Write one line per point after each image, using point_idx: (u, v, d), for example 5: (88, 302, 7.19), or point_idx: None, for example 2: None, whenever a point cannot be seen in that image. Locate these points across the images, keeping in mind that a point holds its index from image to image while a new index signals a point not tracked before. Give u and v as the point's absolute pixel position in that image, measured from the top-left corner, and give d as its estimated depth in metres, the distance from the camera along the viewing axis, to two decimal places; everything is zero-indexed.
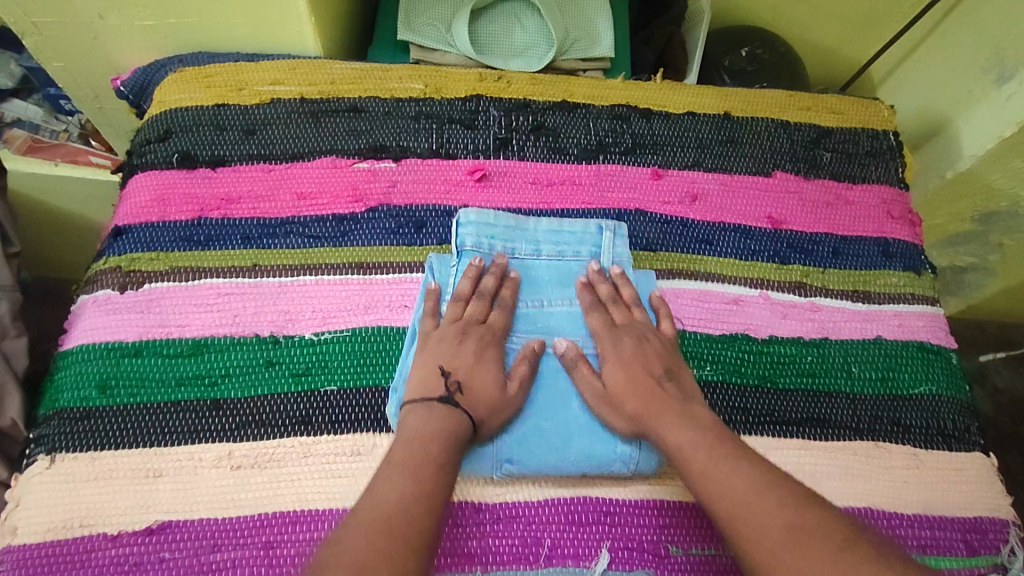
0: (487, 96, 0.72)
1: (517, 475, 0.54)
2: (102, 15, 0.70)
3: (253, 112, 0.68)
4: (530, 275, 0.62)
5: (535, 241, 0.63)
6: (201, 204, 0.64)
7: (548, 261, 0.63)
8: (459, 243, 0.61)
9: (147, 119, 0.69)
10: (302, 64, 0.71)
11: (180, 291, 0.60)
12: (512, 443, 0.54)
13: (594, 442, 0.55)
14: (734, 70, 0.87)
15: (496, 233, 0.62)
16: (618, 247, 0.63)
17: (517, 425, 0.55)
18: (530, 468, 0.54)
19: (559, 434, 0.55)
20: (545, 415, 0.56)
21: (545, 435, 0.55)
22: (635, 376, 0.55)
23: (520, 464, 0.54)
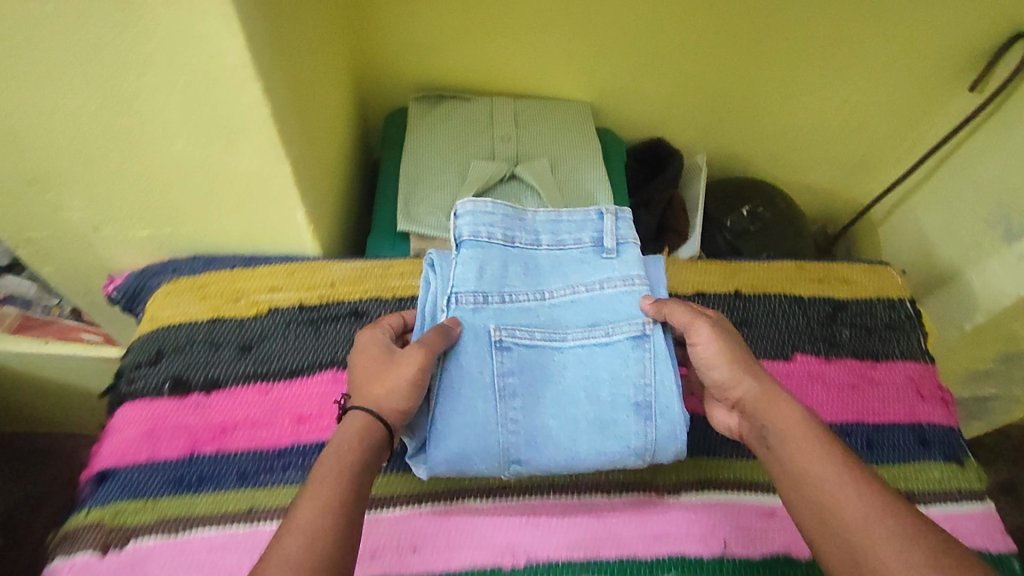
0: None
1: (529, 472, 0.54)
2: (96, 227, 0.69)
3: (251, 325, 0.66)
4: (532, 264, 0.61)
5: (533, 231, 0.62)
6: (193, 437, 0.60)
7: (548, 251, 0.61)
8: (458, 235, 0.59)
9: (138, 337, 0.66)
10: (300, 267, 0.69)
11: (169, 546, 0.54)
12: (520, 443, 0.54)
13: (605, 440, 0.54)
14: (736, 230, 0.86)
15: (495, 222, 0.60)
16: (621, 229, 0.62)
17: (523, 424, 0.54)
18: (538, 465, 0.54)
19: (568, 432, 0.54)
20: (551, 413, 0.55)
21: (552, 432, 0.54)
22: (738, 344, 0.54)
23: (529, 462, 0.54)
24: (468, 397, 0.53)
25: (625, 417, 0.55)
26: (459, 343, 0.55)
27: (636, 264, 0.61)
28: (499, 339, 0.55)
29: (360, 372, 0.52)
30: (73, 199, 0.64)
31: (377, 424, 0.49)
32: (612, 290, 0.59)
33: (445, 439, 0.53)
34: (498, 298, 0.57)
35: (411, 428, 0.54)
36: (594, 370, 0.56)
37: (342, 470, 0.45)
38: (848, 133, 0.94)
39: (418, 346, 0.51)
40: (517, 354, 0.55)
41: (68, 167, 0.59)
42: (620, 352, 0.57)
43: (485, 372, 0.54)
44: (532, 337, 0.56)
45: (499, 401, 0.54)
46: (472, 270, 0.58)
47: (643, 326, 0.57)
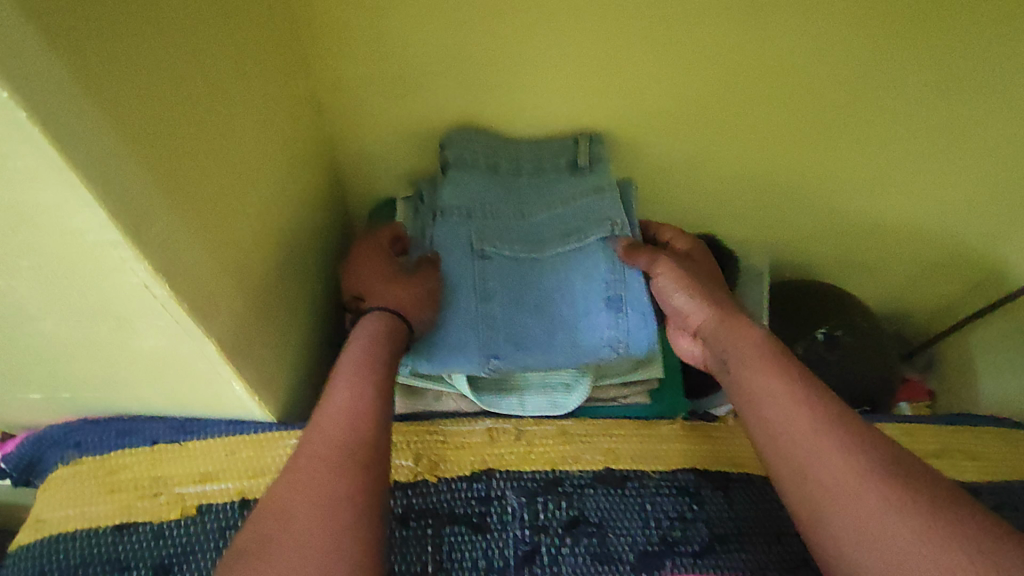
0: (503, 470, 0.53)
1: (507, 371, 0.56)
2: None
3: (173, 533, 0.48)
4: (513, 189, 0.65)
5: (515, 157, 0.66)
6: None
7: (527, 176, 0.66)
8: (444, 159, 0.65)
9: (17, 549, 0.48)
10: (245, 443, 0.52)
11: None
12: (499, 340, 0.57)
13: (580, 333, 0.57)
14: (811, 360, 0.68)
15: (478, 149, 0.65)
16: (595, 149, 0.66)
17: (503, 322, 0.57)
18: (517, 365, 0.56)
19: (545, 322, 0.58)
20: (532, 313, 0.58)
21: (532, 330, 0.57)
22: (705, 257, 0.60)
23: (507, 358, 0.56)
24: (454, 299, 0.57)
25: (598, 312, 0.58)
26: (443, 256, 0.59)
27: (608, 177, 0.65)
28: (479, 249, 0.60)
29: (369, 272, 0.56)
30: None
31: (395, 322, 0.53)
32: (585, 199, 0.63)
33: (429, 341, 0.56)
34: (479, 214, 0.62)
35: None
36: (568, 274, 0.59)
37: (358, 373, 0.48)
38: (928, 231, 0.77)
39: (428, 266, 0.57)
40: (495, 262, 0.60)
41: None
42: (592, 253, 0.60)
43: (470, 279, 0.59)
44: (510, 248, 0.61)
45: (483, 296, 0.58)
46: (460, 192, 0.63)
47: (613, 230, 0.60)
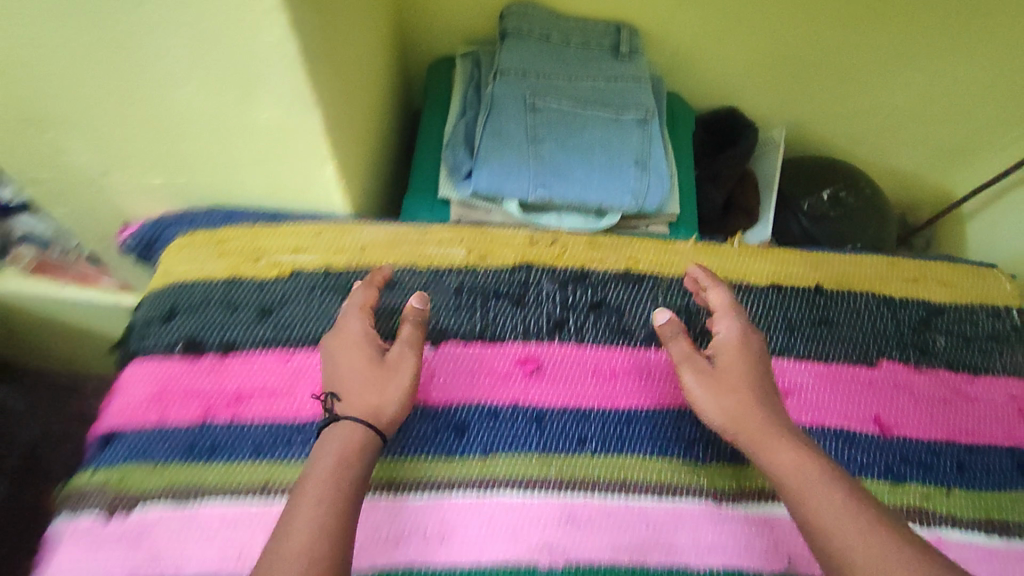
0: (540, 264, 0.63)
1: (550, 201, 0.65)
2: (108, 172, 0.62)
3: (272, 287, 0.60)
4: (563, 55, 0.71)
5: (565, 31, 0.72)
6: (208, 403, 0.55)
7: (576, 47, 0.72)
8: (504, 30, 0.72)
9: (151, 292, 0.61)
10: (327, 228, 0.62)
11: (176, 518, 0.51)
12: (547, 173, 0.65)
13: (612, 178, 0.65)
14: (815, 214, 0.77)
15: (535, 22, 0.72)
16: (634, 42, 0.73)
17: (551, 161, 0.65)
18: (560, 195, 0.65)
19: (585, 167, 0.65)
20: (575, 156, 0.65)
21: (574, 170, 0.65)
22: (754, 335, 0.54)
23: (553, 189, 0.65)
24: (511, 140, 0.66)
25: (628, 166, 0.66)
26: (499, 109, 0.67)
27: (645, 70, 0.72)
28: (533, 103, 0.67)
29: (345, 373, 0.50)
30: (78, 142, 0.58)
31: (373, 433, 0.47)
32: (625, 84, 0.70)
33: (488, 165, 0.65)
34: (535, 74, 0.69)
35: (459, 164, 0.67)
36: (606, 133, 0.67)
37: (339, 465, 0.44)
38: (941, 114, 0.83)
39: (410, 350, 0.52)
40: (547, 114, 0.67)
41: (65, 104, 0.53)
42: (624, 125, 0.67)
43: (523, 126, 0.66)
44: (560, 102, 0.67)
45: (533, 143, 0.65)
46: (517, 55, 0.69)
47: (645, 114, 0.68)
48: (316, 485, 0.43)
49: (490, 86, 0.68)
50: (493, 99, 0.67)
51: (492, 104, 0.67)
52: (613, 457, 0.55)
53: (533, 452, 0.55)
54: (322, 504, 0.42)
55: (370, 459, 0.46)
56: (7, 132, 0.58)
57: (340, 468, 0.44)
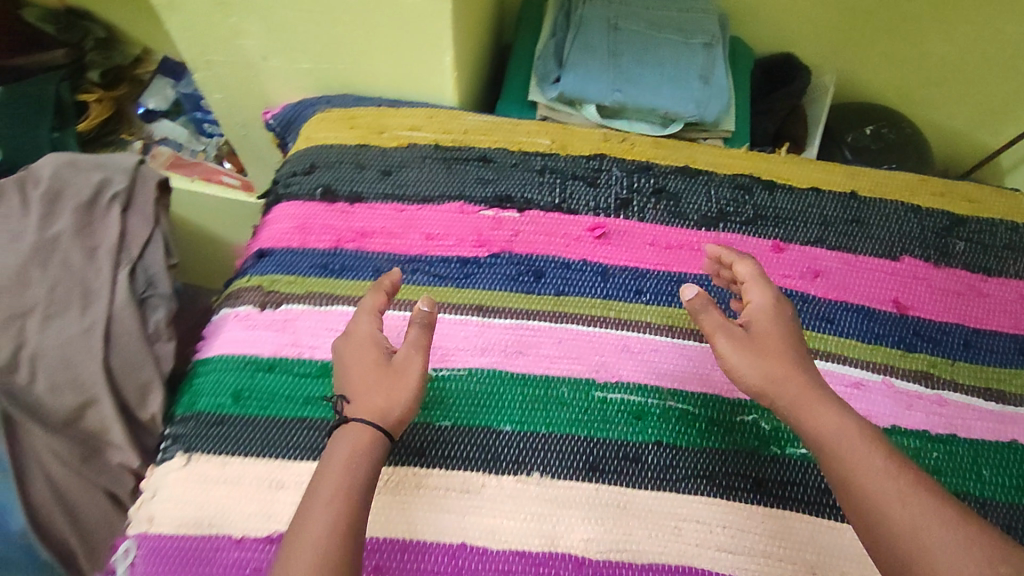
0: (611, 156, 0.75)
1: (624, 105, 0.77)
2: (267, 56, 0.78)
3: (392, 154, 0.73)
4: None
5: None
6: (338, 236, 0.69)
7: None
8: None
9: (296, 152, 0.75)
10: (438, 113, 0.76)
11: (312, 313, 0.64)
12: (623, 81, 0.77)
13: (678, 89, 0.76)
14: (857, 146, 0.86)
15: None
16: None
17: (627, 71, 0.77)
18: (632, 100, 0.76)
19: (655, 78, 0.77)
20: (647, 69, 0.77)
21: (646, 80, 0.77)
22: (785, 303, 0.55)
23: (626, 94, 0.76)
24: (594, 52, 0.78)
25: (692, 81, 0.77)
26: (586, 29, 0.79)
27: (713, 5, 0.83)
28: (615, 25, 0.79)
29: (356, 372, 0.52)
30: (254, 25, 0.73)
31: (378, 432, 0.48)
32: (695, 15, 0.81)
33: (573, 71, 0.77)
34: (618, 4, 0.81)
35: (548, 71, 0.80)
36: (675, 53, 0.78)
37: (350, 460, 0.47)
38: (988, 70, 0.90)
39: (418, 352, 0.52)
40: (626, 34, 0.79)
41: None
42: (691, 49, 0.79)
43: (605, 43, 0.78)
44: (638, 26, 0.79)
45: (612, 56, 0.78)
46: None
47: (710, 41, 0.80)
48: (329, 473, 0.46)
49: (580, 11, 0.81)
50: (582, 21, 0.80)
51: (580, 24, 0.80)
52: (663, 307, 0.66)
53: (597, 296, 0.67)
54: (336, 499, 0.45)
55: (380, 455, 0.48)
56: (201, 14, 0.73)
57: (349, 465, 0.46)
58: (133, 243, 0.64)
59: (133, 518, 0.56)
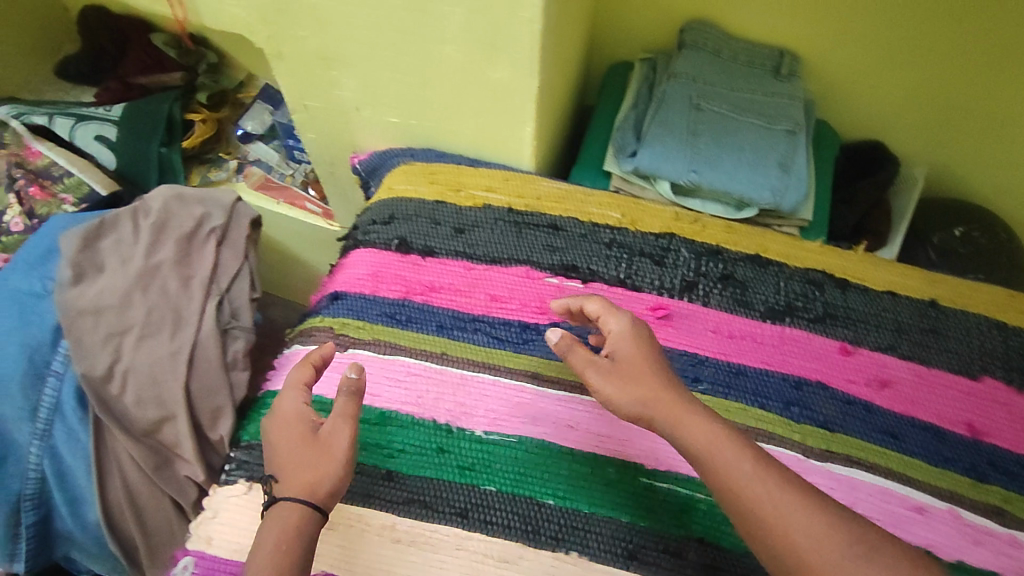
0: (680, 236, 0.75)
1: (698, 185, 0.77)
2: (360, 107, 0.82)
3: (466, 213, 0.76)
4: (731, 70, 0.83)
5: (735, 49, 0.84)
6: (408, 287, 0.72)
7: (742, 64, 0.83)
8: (682, 42, 0.85)
9: (378, 201, 0.79)
10: (514, 177, 0.79)
11: (376, 361, 0.68)
12: (700, 161, 0.77)
13: (756, 175, 0.76)
14: (943, 248, 0.83)
15: (709, 39, 0.84)
16: (794, 67, 0.84)
17: (705, 151, 0.77)
18: (708, 181, 0.76)
19: (733, 161, 0.76)
20: (726, 151, 0.77)
21: (723, 162, 0.76)
22: (642, 324, 0.59)
23: (702, 174, 0.76)
24: (674, 130, 0.79)
25: (771, 167, 0.76)
26: (668, 106, 0.80)
27: (800, 91, 0.82)
28: (697, 104, 0.80)
29: (285, 453, 0.54)
30: (351, 79, 0.78)
31: (309, 509, 0.51)
32: (780, 100, 0.81)
33: (651, 147, 0.78)
34: (703, 82, 0.81)
35: (627, 145, 0.81)
36: (756, 137, 0.78)
37: (281, 542, 0.49)
38: None
39: (344, 421, 0.55)
40: (708, 114, 0.79)
41: (354, 49, 0.73)
42: (774, 134, 0.78)
43: (686, 121, 0.79)
44: (721, 107, 0.79)
45: (692, 135, 0.78)
46: (691, 64, 0.82)
47: (794, 128, 0.79)
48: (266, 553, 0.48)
49: (664, 86, 0.82)
50: (666, 98, 0.81)
51: (662, 100, 0.81)
52: (720, 399, 0.65)
53: None
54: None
55: (311, 530, 0.50)
56: (304, 66, 0.79)
57: (279, 548, 0.48)
58: (223, 276, 0.69)
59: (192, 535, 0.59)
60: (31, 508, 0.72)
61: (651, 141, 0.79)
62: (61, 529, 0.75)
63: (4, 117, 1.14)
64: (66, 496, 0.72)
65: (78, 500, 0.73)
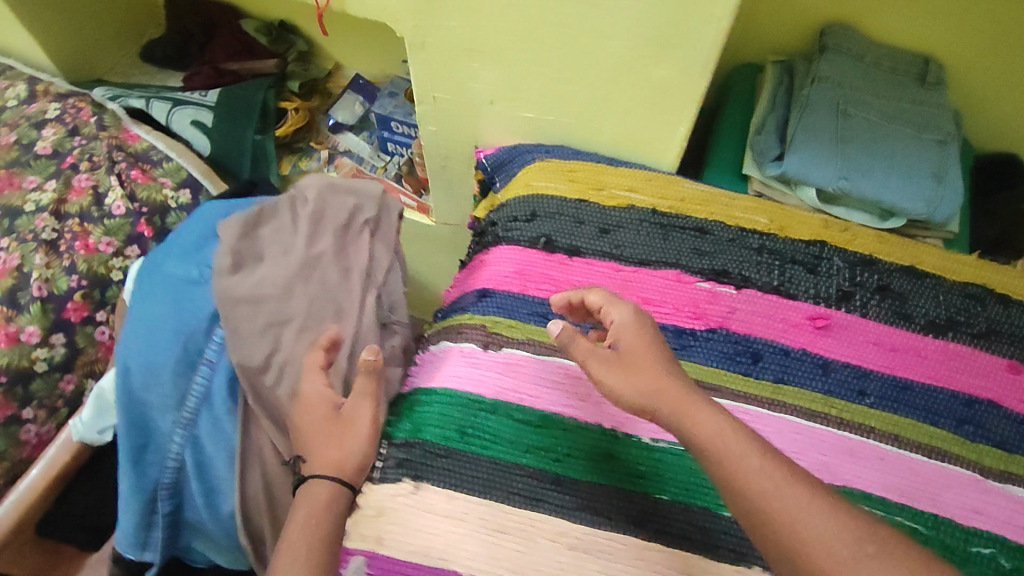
0: (831, 244, 0.74)
1: (848, 193, 0.75)
2: (492, 100, 0.79)
3: (610, 213, 0.74)
4: (874, 77, 0.79)
5: (878, 53, 0.82)
6: (558, 287, 0.71)
7: (885, 70, 0.81)
8: (824, 44, 0.82)
9: (515, 198, 0.77)
10: (657, 177, 0.77)
11: (532, 362, 0.67)
12: (850, 169, 0.74)
13: (910, 186, 0.74)
14: None
15: (852, 43, 0.82)
16: (939, 74, 0.82)
17: (855, 159, 0.75)
18: (859, 190, 0.74)
19: (885, 171, 0.74)
20: (877, 160, 0.75)
21: (875, 171, 0.74)
22: (643, 315, 0.59)
23: (853, 183, 0.74)
24: (821, 136, 0.76)
25: (925, 178, 0.74)
26: (812, 110, 0.77)
27: (947, 100, 0.80)
28: (843, 109, 0.77)
29: (306, 431, 0.61)
30: (492, 72, 0.75)
31: (331, 479, 0.57)
32: (928, 108, 0.79)
33: (799, 153, 0.76)
34: (848, 86, 0.78)
35: (769, 149, 0.79)
36: (908, 146, 0.75)
37: (312, 510, 0.55)
38: None
39: (361, 400, 0.61)
40: (856, 120, 0.76)
41: (504, 42, 0.70)
42: (926, 143, 0.76)
43: (834, 127, 0.76)
44: (869, 113, 0.77)
45: (840, 142, 0.76)
46: (834, 67, 0.79)
47: (946, 138, 0.77)
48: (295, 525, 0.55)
49: (807, 89, 0.79)
50: (809, 102, 0.78)
51: (807, 104, 0.78)
52: (889, 413, 0.64)
53: (817, 391, 0.66)
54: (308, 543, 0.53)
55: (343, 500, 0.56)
56: (444, 57, 0.76)
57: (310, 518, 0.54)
58: (378, 269, 0.68)
59: (362, 535, 0.60)
60: (166, 496, 0.72)
61: (797, 148, 0.76)
62: (192, 518, 0.76)
63: (101, 99, 1.14)
64: (203, 487, 0.72)
65: (213, 490, 0.72)
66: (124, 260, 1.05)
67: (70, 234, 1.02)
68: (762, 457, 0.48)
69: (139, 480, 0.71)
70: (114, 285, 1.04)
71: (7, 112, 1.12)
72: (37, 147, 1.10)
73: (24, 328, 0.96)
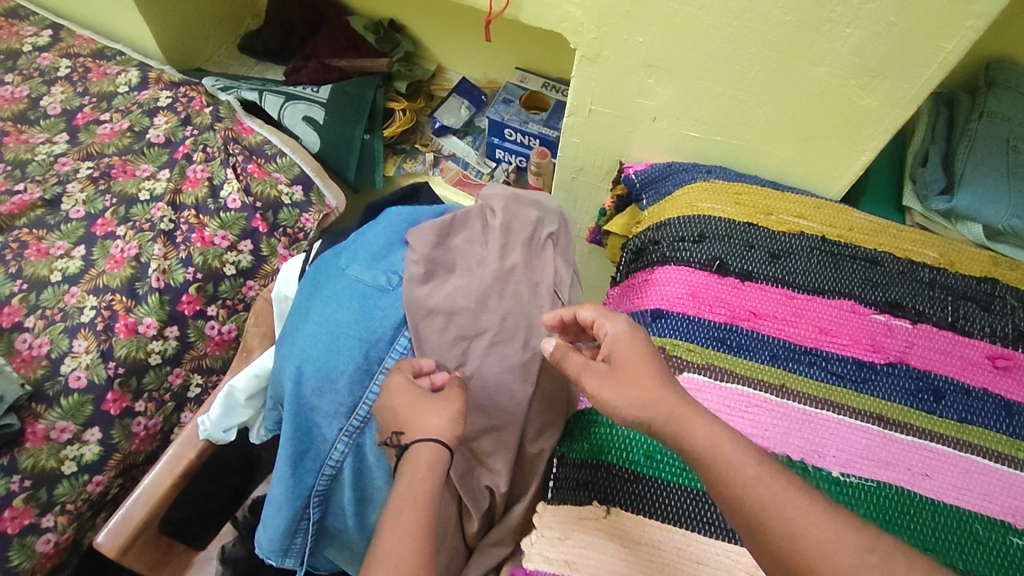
0: (1003, 282, 0.72)
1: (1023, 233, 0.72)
2: (656, 117, 0.79)
3: (780, 238, 0.74)
4: None
5: None
6: (733, 311, 0.69)
7: None
8: (989, 79, 0.84)
9: (680, 217, 0.76)
10: (826, 206, 0.77)
11: (714, 389, 0.65)
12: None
13: None
14: None
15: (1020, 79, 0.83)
16: None
17: None
18: None
19: None
20: None
21: None
22: (638, 328, 0.59)
23: None
24: (995, 171, 0.76)
25: None
26: (985, 144, 0.78)
27: None
28: (1016, 145, 0.77)
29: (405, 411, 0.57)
30: (668, 88, 0.75)
31: (440, 450, 0.56)
32: None
33: (972, 186, 0.75)
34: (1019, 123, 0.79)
35: (936, 181, 0.78)
36: None
37: (423, 476, 0.55)
38: None
39: (455, 387, 0.60)
40: None
41: (694, 59, 0.71)
42: None
43: (1006, 161, 0.76)
44: None
45: (1015, 179, 0.75)
46: (1002, 103, 0.80)
47: None
48: (406, 487, 0.54)
49: (976, 123, 0.80)
50: (980, 134, 0.79)
51: (974, 137, 0.79)
52: None
53: (1003, 433, 0.63)
54: (412, 510, 0.52)
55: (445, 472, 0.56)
56: (617, 72, 0.76)
57: (415, 481, 0.54)
58: (562, 286, 0.69)
59: (550, 557, 0.59)
60: (316, 504, 0.70)
61: (970, 181, 0.76)
62: (333, 525, 0.75)
63: (213, 89, 1.13)
64: (356, 496, 0.70)
65: (365, 500, 0.71)
66: (237, 254, 1.03)
67: (186, 226, 1.01)
68: (760, 464, 0.48)
69: (295, 488, 0.68)
70: (227, 279, 1.02)
71: (121, 99, 1.12)
72: (150, 135, 1.09)
73: (142, 320, 0.95)
